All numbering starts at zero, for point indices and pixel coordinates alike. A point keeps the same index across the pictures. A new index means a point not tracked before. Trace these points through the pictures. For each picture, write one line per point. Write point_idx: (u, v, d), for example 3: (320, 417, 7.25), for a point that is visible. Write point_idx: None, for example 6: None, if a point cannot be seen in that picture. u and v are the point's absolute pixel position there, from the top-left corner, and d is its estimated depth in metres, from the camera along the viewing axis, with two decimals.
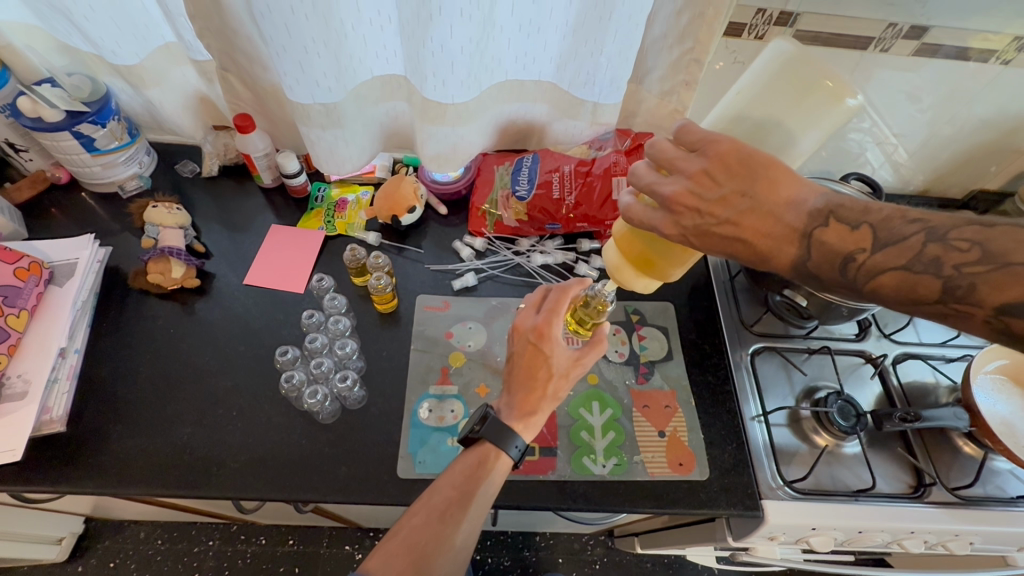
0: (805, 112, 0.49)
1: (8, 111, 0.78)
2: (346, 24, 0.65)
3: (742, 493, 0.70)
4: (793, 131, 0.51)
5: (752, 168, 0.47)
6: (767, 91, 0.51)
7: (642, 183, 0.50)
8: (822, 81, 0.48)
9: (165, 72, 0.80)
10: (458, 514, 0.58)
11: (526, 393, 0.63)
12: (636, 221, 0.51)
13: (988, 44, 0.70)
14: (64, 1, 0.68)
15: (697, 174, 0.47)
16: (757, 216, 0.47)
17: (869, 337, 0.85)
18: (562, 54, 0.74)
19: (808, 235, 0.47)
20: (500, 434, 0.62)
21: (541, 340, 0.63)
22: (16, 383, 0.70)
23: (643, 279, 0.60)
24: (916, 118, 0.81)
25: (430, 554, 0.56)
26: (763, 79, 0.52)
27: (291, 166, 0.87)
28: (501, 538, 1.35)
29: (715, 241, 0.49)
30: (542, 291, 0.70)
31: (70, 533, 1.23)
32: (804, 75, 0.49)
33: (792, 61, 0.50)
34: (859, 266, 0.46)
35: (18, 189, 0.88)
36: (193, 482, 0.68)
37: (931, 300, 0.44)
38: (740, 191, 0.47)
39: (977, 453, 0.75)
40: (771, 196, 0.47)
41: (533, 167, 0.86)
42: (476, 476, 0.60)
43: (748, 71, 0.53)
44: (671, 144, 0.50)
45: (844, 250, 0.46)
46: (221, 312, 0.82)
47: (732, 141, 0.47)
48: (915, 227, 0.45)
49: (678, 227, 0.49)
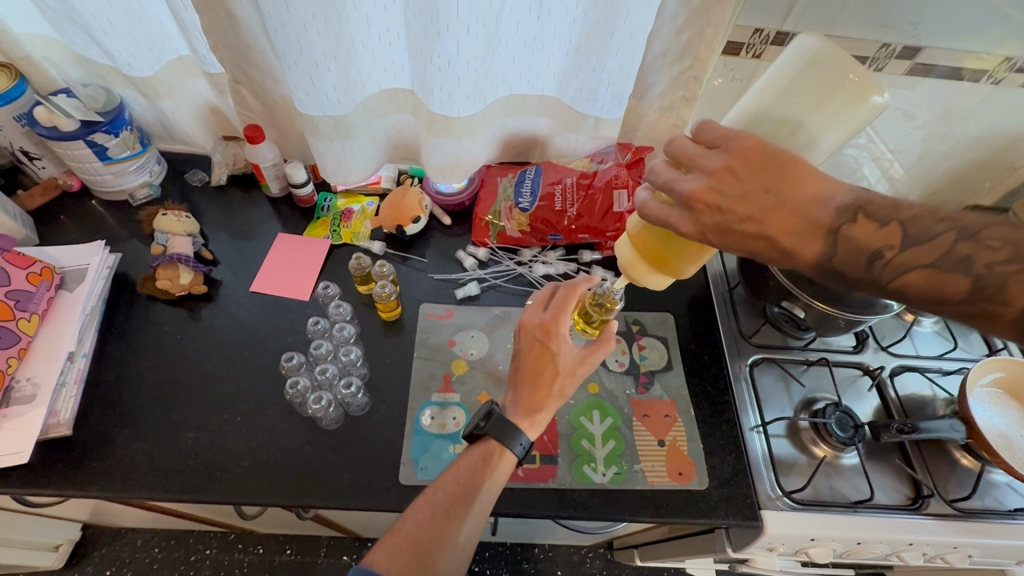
0: (829, 110, 0.46)
1: (24, 120, 0.80)
2: (356, 39, 0.67)
3: (742, 502, 0.71)
4: (817, 130, 0.47)
5: (777, 164, 0.46)
6: (789, 90, 0.48)
7: (659, 180, 0.50)
8: (847, 77, 0.45)
9: (178, 84, 0.83)
10: (463, 511, 0.58)
11: (533, 390, 0.64)
12: (652, 218, 0.51)
13: (981, 64, 0.71)
14: (83, 16, 0.71)
15: (718, 170, 0.47)
16: (782, 212, 0.47)
17: (866, 349, 0.86)
18: (566, 70, 0.76)
19: (835, 231, 0.47)
20: (505, 431, 0.62)
21: (548, 337, 0.65)
22: (25, 386, 0.71)
23: (655, 275, 0.59)
24: (910, 135, 0.84)
25: (433, 550, 0.56)
26: (784, 76, 0.48)
27: (299, 176, 0.90)
28: (500, 549, 1.35)
29: (734, 239, 0.49)
30: (549, 290, 0.71)
31: (68, 539, 1.23)
32: (829, 71, 0.46)
33: (816, 56, 0.46)
34: (886, 263, 0.47)
35: (30, 196, 0.90)
36: (197, 487, 0.68)
37: (959, 299, 0.46)
38: (765, 187, 0.46)
39: (974, 465, 0.75)
40: (797, 193, 0.47)
41: (536, 179, 0.88)
42: (480, 472, 0.61)
43: (770, 68, 0.50)
44: (690, 142, 0.49)
45: (871, 247, 0.47)
46: (228, 319, 0.83)
47: (756, 137, 0.46)
48: (945, 226, 0.46)
49: (697, 224, 0.48)
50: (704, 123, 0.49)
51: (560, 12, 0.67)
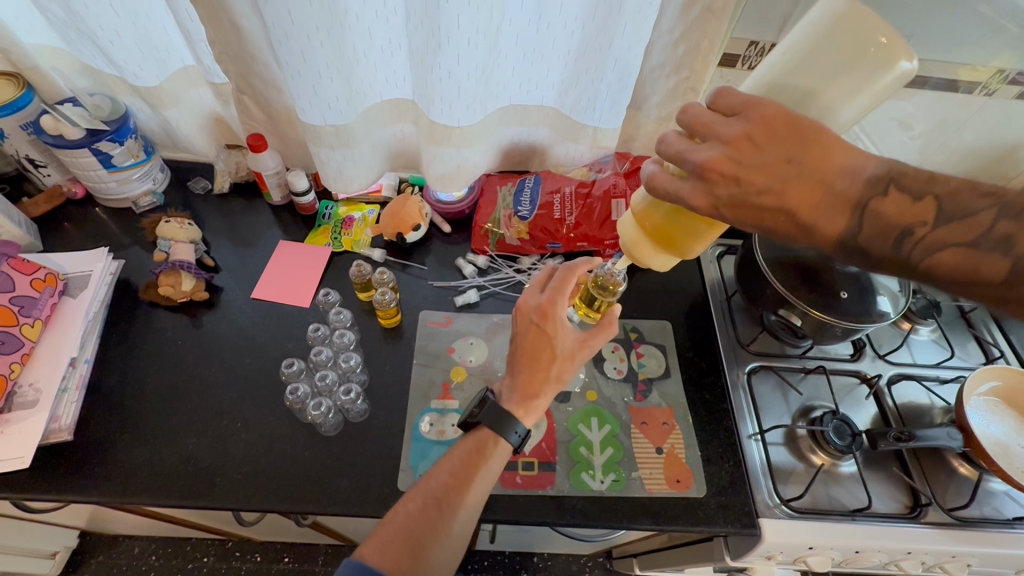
0: (857, 74, 0.44)
1: (31, 128, 0.81)
2: (358, 51, 0.68)
3: (740, 510, 0.71)
4: (841, 97, 0.46)
5: (802, 133, 0.46)
6: (813, 54, 0.46)
7: (672, 150, 0.50)
8: (876, 40, 0.43)
9: (182, 94, 0.84)
10: (455, 502, 0.59)
11: (530, 375, 0.65)
12: (661, 190, 0.51)
13: (976, 75, 0.72)
14: (90, 28, 0.72)
15: (736, 138, 0.47)
16: (805, 182, 0.47)
17: (863, 358, 0.86)
18: (564, 81, 0.77)
19: (863, 205, 0.47)
20: (500, 419, 0.63)
21: (545, 320, 0.65)
22: (27, 391, 0.71)
23: (659, 255, 0.59)
24: (907, 145, 0.85)
25: (426, 542, 0.56)
26: (810, 37, 0.46)
27: (301, 185, 0.91)
28: (498, 557, 1.34)
29: (750, 212, 0.49)
30: (546, 272, 0.72)
31: (65, 546, 1.23)
32: (857, 33, 0.44)
33: (844, 16, 0.44)
34: (918, 241, 0.48)
35: (35, 203, 0.91)
36: (196, 493, 0.68)
37: (996, 283, 0.46)
38: (787, 157, 0.46)
39: (972, 474, 0.75)
40: (823, 163, 0.46)
41: (535, 189, 0.90)
42: (474, 462, 0.61)
43: (792, 31, 0.48)
44: (706, 110, 0.50)
45: (903, 223, 0.47)
46: (229, 325, 0.84)
47: (778, 105, 0.46)
48: (988, 202, 0.46)
49: (711, 197, 0.48)
50: (722, 90, 0.49)
51: (559, 25, 0.68)
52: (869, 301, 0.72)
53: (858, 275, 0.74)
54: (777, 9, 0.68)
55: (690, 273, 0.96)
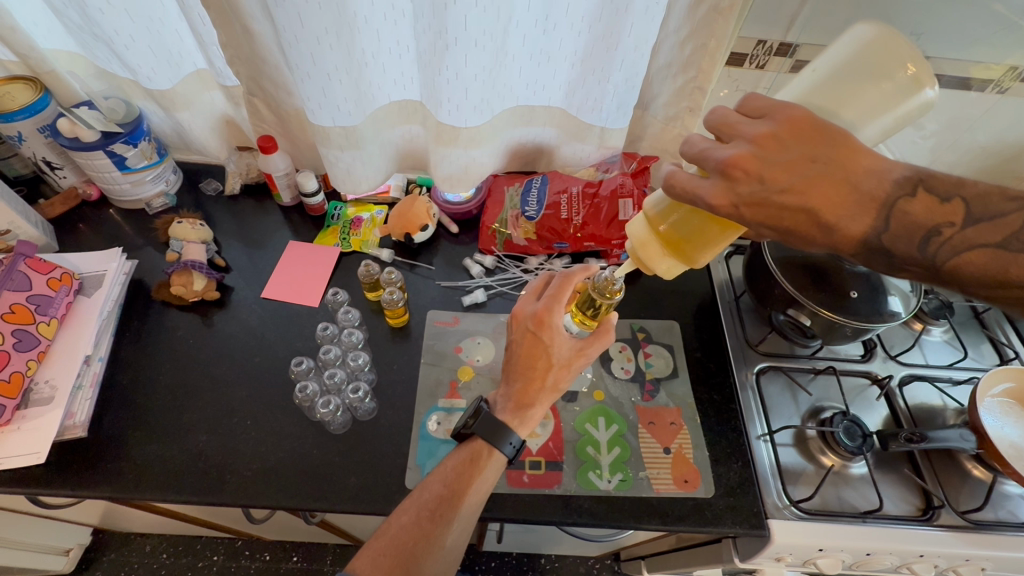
0: (882, 97, 0.44)
1: (48, 132, 0.83)
2: (367, 53, 0.69)
3: (748, 512, 0.70)
4: (860, 117, 0.46)
5: (827, 136, 0.46)
6: (842, 72, 0.46)
7: (695, 149, 0.50)
8: (904, 65, 0.43)
9: (195, 96, 0.85)
10: (448, 515, 0.59)
11: (526, 383, 0.66)
12: (679, 188, 0.50)
13: (988, 74, 0.71)
14: (106, 32, 0.73)
15: (761, 136, 0.47)
16: (827, 182, 0.46)
17: (874, 358, 0.85)
18: (572, 81, 0.77)
19: (888, 205, 0.47)
20: (494, 430, 0.63)
21: (541, 328, 0.65)
22: (43, 388, 0.73)
23: (667, 259, 0.59)
24: (917, 143, 0.85)
25: (418, 555, 0.57)
26: (839, 58, 0.47)
27: (310, 185, 0.91)
28: (505, 559, 1.35)
29: (770, 212, 0.48)
30: (544, 279, 0.73)
31: (77, 543, 1.24)
32: (886, 56, 0.44)
33: (875, 41, 0.45)
34: (944, 241, 0.47)
35: (52, 205, 0.93)
36: (205, 489, 0.69)
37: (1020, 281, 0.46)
38: (811, 156, 0.46)
39: (985, 476, 0.74)
40: (846, 164, 0.46)
41: (542, 189, 0.90)
42: (468, 473, 0.62)
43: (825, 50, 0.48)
44: (733, 112, 0.50)
45: (930, 223, 0.47)
46: (240, 326, 0.85)
47: (805, 109, 0.47)
48: (1015, 204, 0.47)
49: (731, 194, 0.47)
50: (750, 95, 0.50)
51: (566, 25, 0.68)
52: (881, 301, 0.71)
53: (868, 276, 0.73)
54: (786, 8, 0.68)
55: (697, 274, 0.96)
